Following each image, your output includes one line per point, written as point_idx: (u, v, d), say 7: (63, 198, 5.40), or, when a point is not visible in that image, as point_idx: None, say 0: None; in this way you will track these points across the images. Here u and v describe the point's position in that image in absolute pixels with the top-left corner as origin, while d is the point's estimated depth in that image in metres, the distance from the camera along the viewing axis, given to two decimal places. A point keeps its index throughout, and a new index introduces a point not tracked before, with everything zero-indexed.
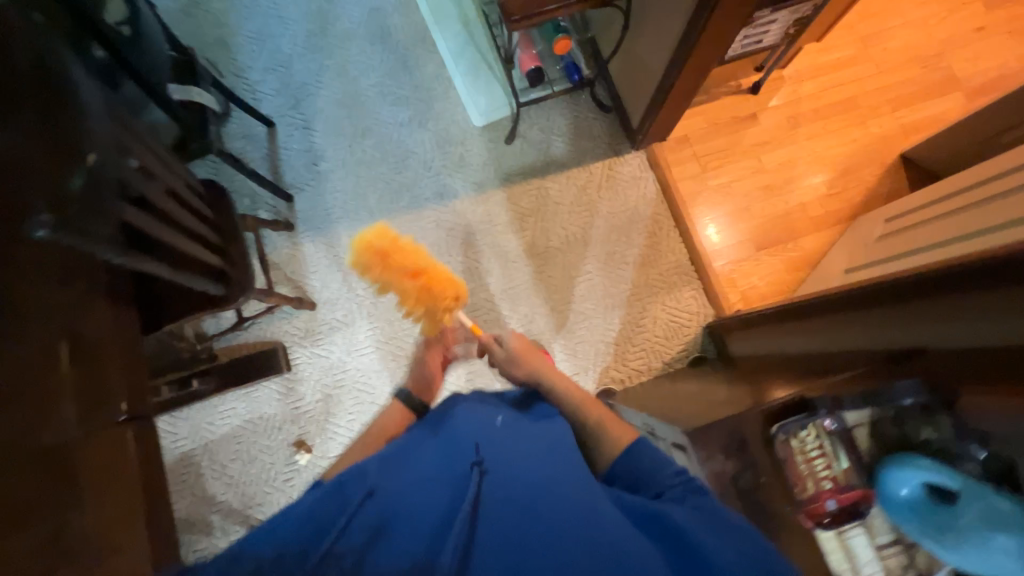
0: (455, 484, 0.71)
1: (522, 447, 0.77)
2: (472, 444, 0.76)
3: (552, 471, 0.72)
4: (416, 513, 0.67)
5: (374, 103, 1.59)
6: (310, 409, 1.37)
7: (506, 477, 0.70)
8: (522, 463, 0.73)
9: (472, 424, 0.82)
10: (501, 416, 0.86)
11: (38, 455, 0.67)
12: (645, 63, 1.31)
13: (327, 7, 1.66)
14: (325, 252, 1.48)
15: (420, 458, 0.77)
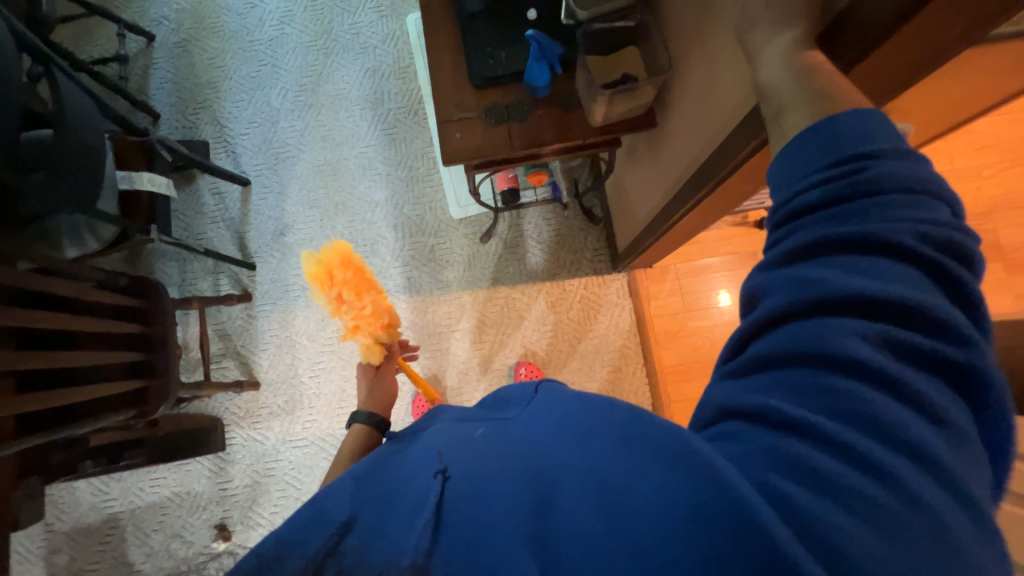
0: (401, 486, 0.49)
1: (504, 436, 0.50)
2: (433, 450, 0.51)
3: (537, 455, 0.45)
4: (371, 527, 0.46)
5: (354, 176, 1.51)
6: (236, 494, 1.35)
7: (477, 468, 0.46)
8: (496, 448, 0.49)
9: (442, 431, 0.55)
10: (483, 426, 0.55)
11: None
12: (630, 203, 1.18)
13: (323, 63, 1.59)
14: (277, 330, 1.43)
15: (377, 473, 0.53)
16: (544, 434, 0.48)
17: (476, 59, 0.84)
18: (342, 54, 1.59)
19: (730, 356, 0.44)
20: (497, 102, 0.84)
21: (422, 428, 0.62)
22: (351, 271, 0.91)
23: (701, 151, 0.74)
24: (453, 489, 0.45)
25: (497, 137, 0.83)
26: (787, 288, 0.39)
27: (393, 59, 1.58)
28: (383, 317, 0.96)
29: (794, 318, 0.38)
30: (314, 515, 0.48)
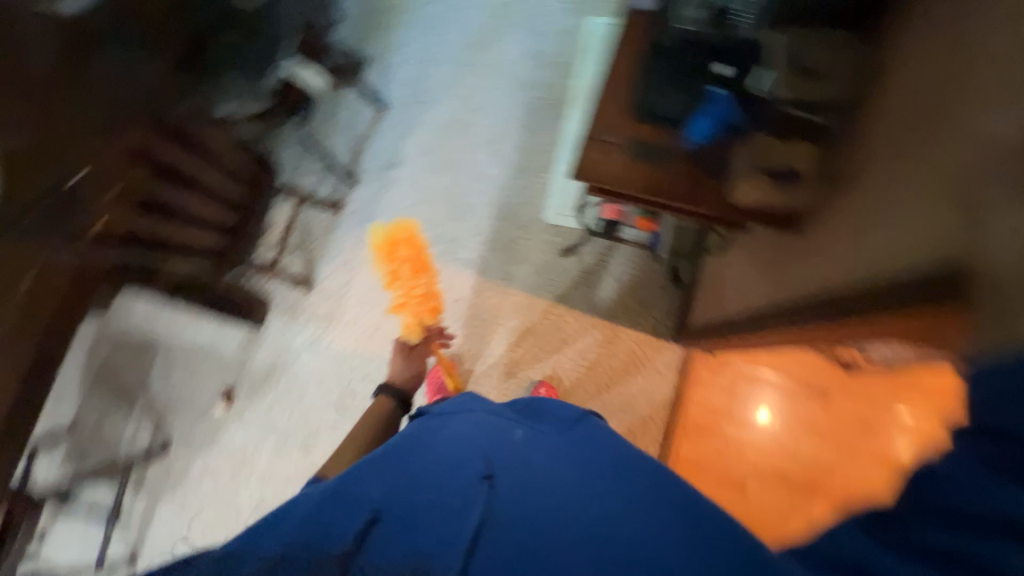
0: (451, 475, 0.62)
1: (540, 458, 0.64)
2: (479, 449, 0.65)
3: (575, 489, 0.59)
4: (426, 510, 0.58)
5: (477, 143, 1.55)
6: (252, 369, 1.46)
7: (520, 484, 0.60)
8: (539, 470, 0.62)
9: (485, 428, 0.69)
10: (524, 432, 0.69)
11: None
12: (723, 287, 1.11)
13: (495, 30, 1.63)
14: (348, 248, 1.50)
15: (419, 459, 0.66)
16: (577, 475, 0.61)
17: (648, 91, 0.82)
18: (515, 29, 1.62)
19: (879, 533, 0.38)
20: (647, 140, 0.82)
21: (454, 409, 0.75)
22: (413, 252, 0.95)
23: (828, 277, 0.68)
24: (495, 499, 0.58)
25: (631, 173, 0.81)
26: (982, 506, 0.32)
27: (559, 51, 1.59)
28: (431, 300, 0.98)
29: (971, 530, 0.32)
30: (352, 505, 0.60)
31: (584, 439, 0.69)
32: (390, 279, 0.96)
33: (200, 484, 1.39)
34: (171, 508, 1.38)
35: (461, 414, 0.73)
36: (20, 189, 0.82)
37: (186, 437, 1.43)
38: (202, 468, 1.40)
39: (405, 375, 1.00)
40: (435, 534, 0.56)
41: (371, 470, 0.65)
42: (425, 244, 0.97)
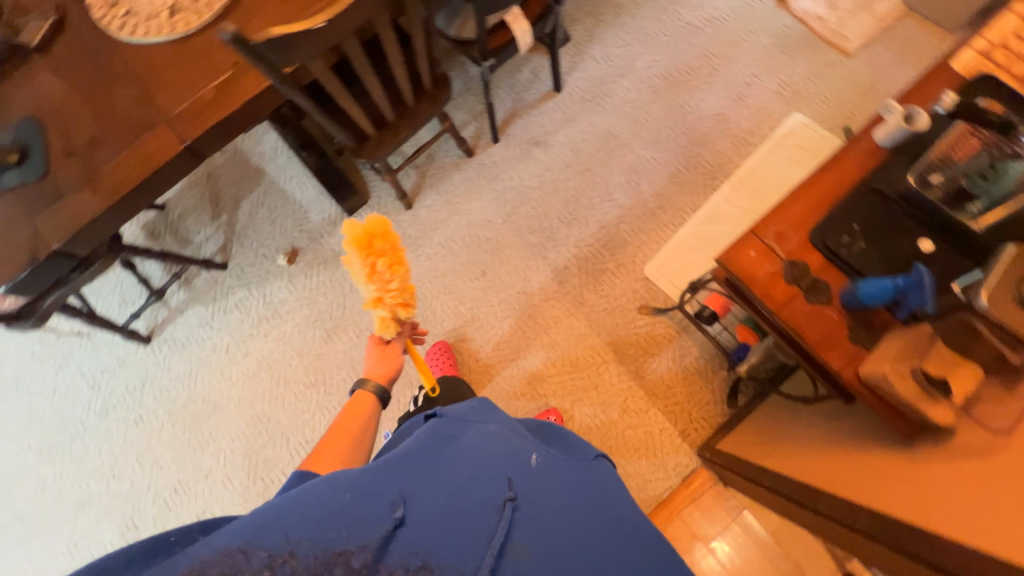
0: (477, 495, 0.66)
1: (548, 487, 0.74)
2: (501, 466, 0.72)
3: (578, 526, 0.70)
4: (448, 515, 0.62)
5: (624, 168, 1.52)
6: (324, 246, 1.52)
7: (534, 512, 0.68)
8: (549, 503, 0.71)
9: (505, 446, 0.77)
10: (536, 456, 0.79)
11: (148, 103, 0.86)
12: (778, 434, 1.05)
13: (698, 76, 1.59)
14: (458, 192, 1.53)
15: (445, 461, 0.70)
16: (575, 507, 0.74)
17: (836, 222, 0.78)
18: (718, 86, 1.57)
19: None
20: (810, 269, 0.77)
21: (470, 423, 0.81)
22: (389, 245, 0.90)
23: (915, 507, 0.64)
24: (517, 526, 0.64)
25: (777, 289, 0.77)
26: None
27: (748, 128, 1.53)
28: (407, 294, 0.94)
29: None
30: (374, 502, 0.60)
31: (587, 491, 0.80)
32: (363, 277, 0.91)
33: (229, 313, 1.48)
34: (198, 316, 1.48)
35: (482, 428, 0.80)
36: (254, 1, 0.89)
37: (241, 267, 1.52)
38: (238, 300, 1.49)
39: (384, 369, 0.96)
40: (458, 544, 0.59)
41: (392, 474, 0.66)
42: (395, 233, 0.92)
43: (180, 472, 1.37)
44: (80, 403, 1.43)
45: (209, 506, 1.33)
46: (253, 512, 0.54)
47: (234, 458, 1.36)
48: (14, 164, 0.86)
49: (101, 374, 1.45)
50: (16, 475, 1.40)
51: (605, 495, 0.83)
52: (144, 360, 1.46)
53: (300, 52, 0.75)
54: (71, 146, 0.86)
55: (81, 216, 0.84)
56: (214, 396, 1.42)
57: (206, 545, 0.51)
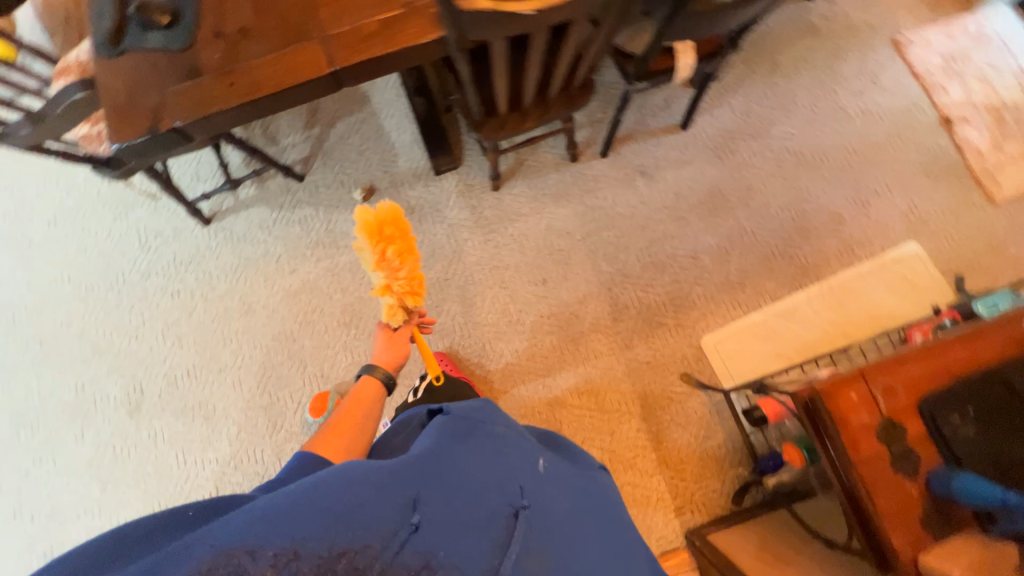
0: (493, 503, 0.60)
1: (556, 499, 0.70)
2: (516, 472, 0.67)
3: (585, 551, 0.67)
4: (466, 521, 0.56)
5: (719, 232, 1.46)
6: (401, 195, 1.49)
7: (546, 525, 0.64)
8: (556, 516, 0.67)
9: (519, 449, 0.73)
10: (543, 462, 0.76)
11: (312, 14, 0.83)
12: (781, 558, 1.02)
13: (830, 166, 1.50)
14: (548, 193, 1.48)
15: (464, 457, 0.64)
16: (582, 528, 0.70)
17: (950, 399, 0.73)
18: (845, 184, 1.48)
19: None
20: (905, 438, 0.72)
21: (483, 416, 0.75)
22: (397, 233, 0.96)
23: None
24: (532, 542, 0.59)
25: (862, 441, 0.73)
26: None
27: (859, 238, 1.44)
28: (414, 284, 1.00)
29: None
30: (390, 499, 0.53)
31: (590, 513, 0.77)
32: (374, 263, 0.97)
33: (290, 225, 1.47)
34: (260, 216, 1.48)
35: (494, 427, 0.74)
36: None
37: (316, 186, 1.50)
38: (303, 216, 1.48)
39: (391, 354, 1.03)
40: (475, 555, 0.53)
41: (411, 468, 0.58)
42: (403, 222, 0.97)
43: (197, 357, 1.39)
44: (126, 256, 1.45)
45: (214, 398, 1.36)
46: (259, 506, 0.48)
47: (251, 365, 1.38)
48: (163, 26, 0.83)
49: (154, 238, 1.46)
50: (50, 301, 1.44)
51: (610, 523, 0.79)
52: (197, 239, 1.46)
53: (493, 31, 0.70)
54: (223, 28, 0.83)
55: (211, 103, 0.82)
56: (251, 299, 1.43)
57: (212, 535, 0.46)
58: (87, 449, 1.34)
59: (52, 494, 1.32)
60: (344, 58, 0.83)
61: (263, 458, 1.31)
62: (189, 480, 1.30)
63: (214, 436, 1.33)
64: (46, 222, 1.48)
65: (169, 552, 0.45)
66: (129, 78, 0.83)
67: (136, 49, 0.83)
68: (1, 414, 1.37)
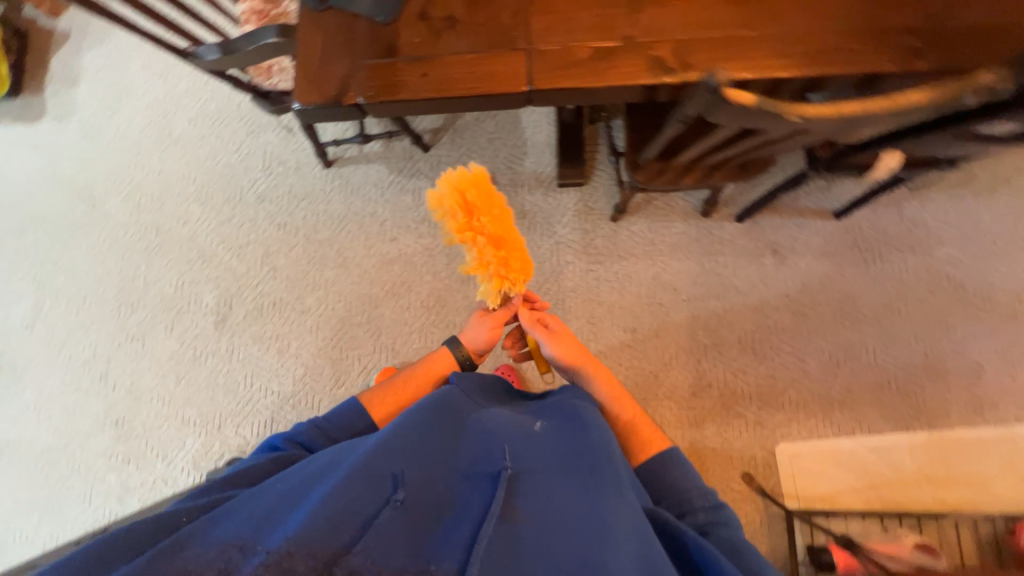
0: (471, 477, 0.63)
1: (555, 451, 0.69)
2: (502, 436, 0.69)
3: (594, 494, 0.63)
4: (442, 495, 0.60)
5: (836, 340, 1.32)
6: (518, 197, 1.44)
7: (538, 476, 0.64)
8: (549, 467, 0.67)
9: (508, 418, 0.75)
10: (541, 422, 0.76)
11: (524, 25, 0.78)
12: None
13: (988, 309, 1.31)
14: (667, 241, 1.39)
15: (448, 433, 0.68)
16: (588, 476, 0.66)
17: None
18: (1000, 335, 1.30)
19: None
20: None
21: (470, 398, 0.78)
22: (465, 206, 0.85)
23: None
24: (519, 496, 0.61)
25: None
26: None
27: (994, 399, 1.27)
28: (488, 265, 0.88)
29: None
30: (371, 479, 0.57)
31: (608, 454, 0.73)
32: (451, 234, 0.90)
33: (402, 191, 1.46)
34: (378, 174, 1.47)
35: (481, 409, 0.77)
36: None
37: (438, 160, 1.47)
38: (418, 188, 1.46)
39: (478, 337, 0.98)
40: (454, 527, 0.57)
41: (392, 446, 0.62)
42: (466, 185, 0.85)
43: (285, 291, 1.44)
44: (248, 175, 1.50)
45: (291, 334, 1.41)
46: (247, 510, 0.54)
47: (331, 317, 1.42)
48: None
49: (277, 165, 1.50)
50: (172, 196, 1.51)
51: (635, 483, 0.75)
52: (315, 178, 1.49)
53: (732, 120, 0.60)
54: (430, 12, 0.79)
55: (399, 90, 0.78)
56: (347, 252, 1.45)
57: (213, 535, 0.50)
58: (173, 343, 1.44)
59: (135, 372, 1.43)
60: (546, 80, 0.76)
61: (319, 407, 1.36)
62: (251, 402, 1.38)
63: (282, 371, 1.40)
64: (187, 120, 1.55)
65: (160, 552, 0.47)
66: (327, 39, 0.80)
67: (341, 10, 0.81)
68: (108, 287, 1.48)
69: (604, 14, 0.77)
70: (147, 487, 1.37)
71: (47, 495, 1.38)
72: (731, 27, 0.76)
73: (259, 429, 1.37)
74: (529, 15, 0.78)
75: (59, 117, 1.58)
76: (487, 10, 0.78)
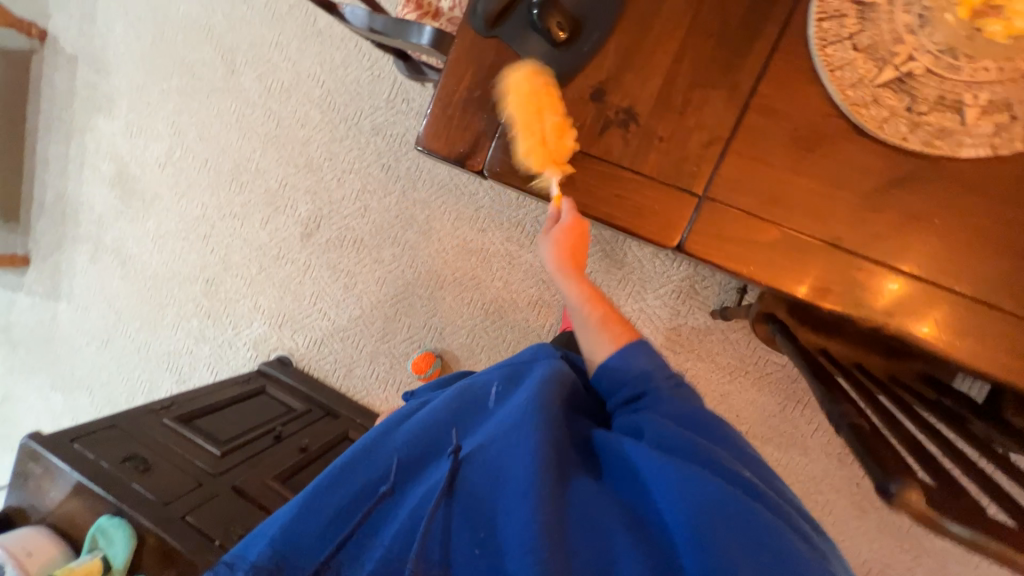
0: (428, 458, 0.69)
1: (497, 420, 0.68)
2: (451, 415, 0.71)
3: (528, 462, 0.60)
4: (403, 482, 0.69)
5: (881, 552, 1.17)
6: (622, 245, 1.27)
7: (478, 448, 0.65)
8: (490, 436, 0.66)
9: (452, 394, 0.73)
10: (497, 389, 0.73)
11: (714, 165, 0.59)
12: None
13: None
14: (758, 366, 1.21)
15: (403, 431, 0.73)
16: (525, 439, 0.62)
17: None
18: None
19: None
20: None
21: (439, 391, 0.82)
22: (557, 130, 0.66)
23: None
24: (461, 472, 0.65)
25: None
26: None
27: None
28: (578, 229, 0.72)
29: None
30: (341, 488, 0.69)
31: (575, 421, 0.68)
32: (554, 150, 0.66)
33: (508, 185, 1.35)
34: None
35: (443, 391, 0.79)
36: (955, 213, 0.54)
37: None
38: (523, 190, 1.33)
39: None
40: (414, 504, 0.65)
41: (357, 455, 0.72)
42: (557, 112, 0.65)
43: (368, 233, 1.46)
44: (371, 101, 1.43)
45: (360, 275, 1.47)
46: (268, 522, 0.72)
47: (398, 278, 1.44)
48: (552, 41, 0.63)
49: (401, 101, 1.40)
50: (298, 92, 1.49)
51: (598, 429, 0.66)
52: None
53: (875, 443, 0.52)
54: (609, 95, 0.62)
55: (532, 178, 0.65)
56: (432, 223, 1.40)
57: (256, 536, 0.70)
58: (264, 235, 1.55)
59: (229, 246, 1.58)
60: (702, 247, 0.60)
61: (361, 350, 1.47)
62: (309, 318, 1.52)
63: (342, 305, 1.49)
64: None
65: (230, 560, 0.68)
66: (478, 78, 0.66)
67: (507, 46, 0.65)
68: (226, 159, 1.57)
69: (825, 194, 0.57)
70: (217, 343, 1.61)
71: (149, 311, 1.68)
72: (985, 291, 0.54)
73: (309, 343, 1.52)
74: (727, 152, 0.59)
75: None
76: (678, 125, 0.60)
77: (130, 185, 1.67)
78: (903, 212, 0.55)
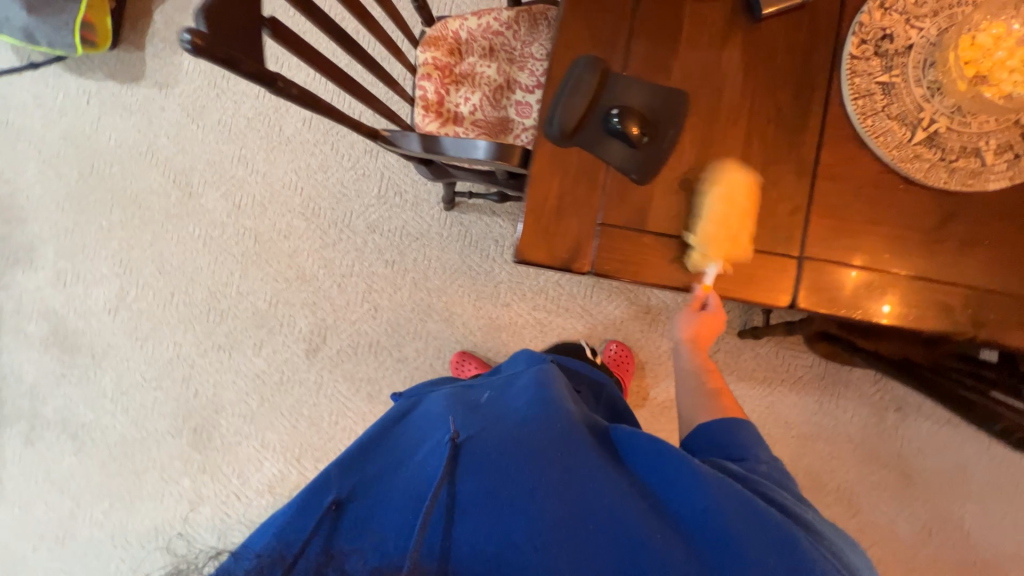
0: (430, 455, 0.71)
1: (499, 411, 0.75)
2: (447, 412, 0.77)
3: (542, 447, 0.67)
4: (399, 479, 0.70)
5: (936, 510, 1.29)
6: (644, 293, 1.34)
7: (487, 441, 0.69)
8: (499, 427, 0.71)
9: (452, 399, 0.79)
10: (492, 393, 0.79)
11: (805, 228, 0.67)
12: None
13: None
14: (791, 373, 1.32)
15: (410, 426, 0.79)
16: (537, 424, 0.69)
17: None
18: None
19: None
20: None
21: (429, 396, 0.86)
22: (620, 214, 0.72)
23: None
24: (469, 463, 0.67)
25: None
26: None
27: None
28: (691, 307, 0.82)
29: None
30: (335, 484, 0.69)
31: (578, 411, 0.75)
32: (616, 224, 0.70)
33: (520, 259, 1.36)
34: (500, 233, 1.36)
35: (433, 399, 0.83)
36: (997, 233, 0.66)
37: None
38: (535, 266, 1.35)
39: None
40: (411, 503, 0.66)
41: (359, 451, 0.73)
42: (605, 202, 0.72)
43: (383, 334, 1.37)
44: (360, 200, 1.38)
45: (382, 380, 1.37)
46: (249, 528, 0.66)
47: (427, 372, 1.37)
48: (633, 143, 0.67)
49: (393, 195, 1.38)
50: (275, 203, 1.39)
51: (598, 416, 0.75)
52: (432, 219, 1.37)
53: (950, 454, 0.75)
54: (696, 182, 0.68)
55: (644, 269, 0.68)
56: (452, 307, 1.37)
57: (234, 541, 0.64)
58: (260, 362, 1.38)
59: (217, 384, 1.39)
60: (815, 300, 0.66)
61: None
62: (331, 440, 1.36)
63: (369, 416, 1.36)
64: (301, 120, 1.39)
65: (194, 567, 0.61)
66: (568, 185, 0.68)
67: (588, 152, 0.68)
68: (197, 288, 1.39)
69: (899, 237, 0.66)
70: (221, 500, 1.37)
71: (121, 484, 1.39)
72: None
73: None
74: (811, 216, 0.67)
75: (161, 85, 1.41)
76: (766, 199, 0.67)
77: (73, 340, 1.41)
78: (961, 239, 0.66)
